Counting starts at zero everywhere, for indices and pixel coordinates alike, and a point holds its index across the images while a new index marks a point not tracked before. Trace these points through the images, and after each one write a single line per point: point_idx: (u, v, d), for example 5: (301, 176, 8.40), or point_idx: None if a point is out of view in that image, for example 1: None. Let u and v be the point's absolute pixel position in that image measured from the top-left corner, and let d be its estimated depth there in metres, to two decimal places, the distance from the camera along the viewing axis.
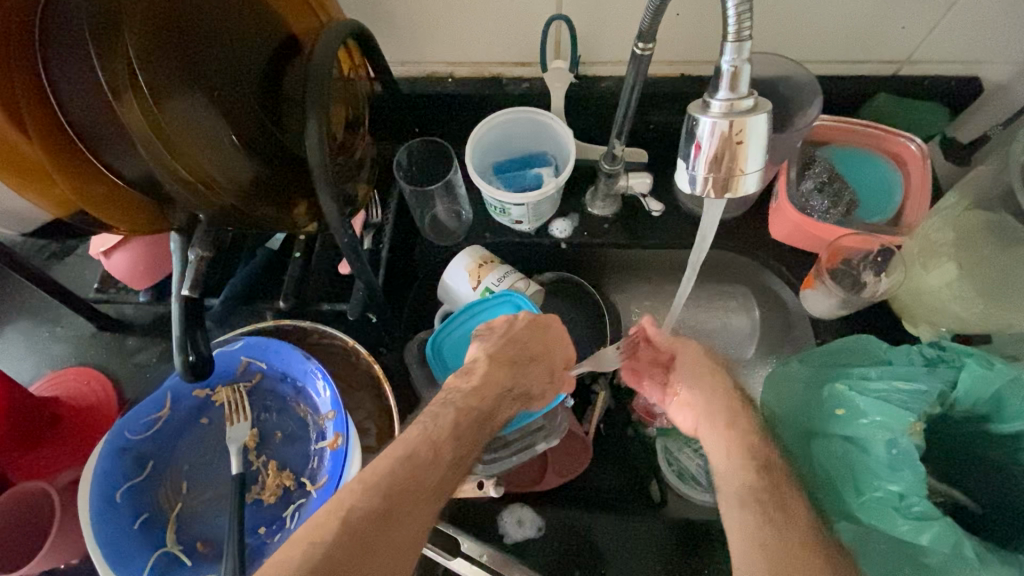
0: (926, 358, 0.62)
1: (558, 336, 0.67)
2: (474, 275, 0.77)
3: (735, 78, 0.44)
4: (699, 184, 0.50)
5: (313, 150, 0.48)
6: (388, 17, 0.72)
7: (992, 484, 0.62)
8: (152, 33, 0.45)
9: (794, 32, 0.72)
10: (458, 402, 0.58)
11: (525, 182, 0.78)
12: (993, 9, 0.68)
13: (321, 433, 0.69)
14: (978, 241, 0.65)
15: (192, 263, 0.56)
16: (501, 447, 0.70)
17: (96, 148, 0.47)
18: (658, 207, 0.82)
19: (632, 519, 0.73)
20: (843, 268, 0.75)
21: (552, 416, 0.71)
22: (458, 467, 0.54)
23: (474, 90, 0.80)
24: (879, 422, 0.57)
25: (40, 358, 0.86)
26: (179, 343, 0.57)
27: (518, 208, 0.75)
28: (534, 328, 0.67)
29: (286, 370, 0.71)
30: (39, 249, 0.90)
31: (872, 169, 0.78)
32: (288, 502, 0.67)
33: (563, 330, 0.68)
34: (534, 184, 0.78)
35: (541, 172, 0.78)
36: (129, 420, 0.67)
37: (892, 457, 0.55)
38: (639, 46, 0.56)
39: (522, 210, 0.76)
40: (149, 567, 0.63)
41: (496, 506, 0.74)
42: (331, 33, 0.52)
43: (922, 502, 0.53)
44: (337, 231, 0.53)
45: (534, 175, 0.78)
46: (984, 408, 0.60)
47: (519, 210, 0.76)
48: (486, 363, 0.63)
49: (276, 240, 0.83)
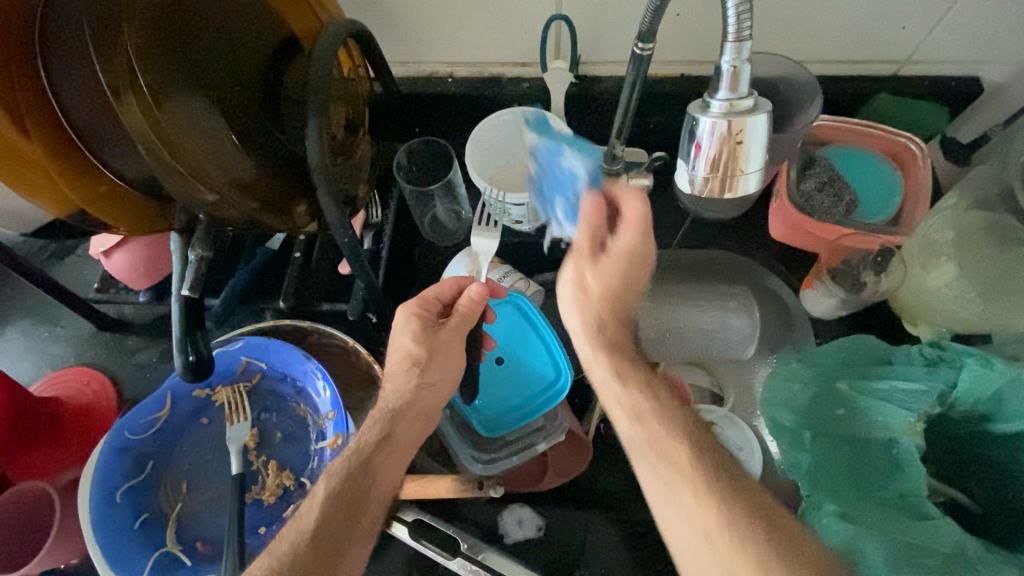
0: (926, 358, 0.63)
1: (400, 327, 0.61)
2: (474, 276, 0.76)
3: (735, 78, 0.45)
4: (699, 184, 0.50)
5: (313, 149, 0.48)
6: (389, 17, 0.72)
7: (993, 487, 0.62)
8: (151, 33, 0.45)
9: (796, 33, 0.72)
10: (375, 431, 0.59)
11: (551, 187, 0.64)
12: (991, 9, 0.68)
13: (321, 432, 0.70)
14: (977, 243, 0.66)
15: (193, 264, 0.54)
16: (501, 447, 0.73)
17: (96, 149, 0.47)
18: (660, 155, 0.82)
19: (631, 518, 0.74)
20: (843, 269, 0.75)
21: (552, 416, 0.73)
22: (353, 507, 0.56)
23: (474, 89, 0.80)
24: (882, 422, 0.59)
25: (41, 358, 0.86)
26: (179, 342, 0.56)
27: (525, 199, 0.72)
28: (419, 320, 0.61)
29: (287, 370, 0.72)
30: (39, 249, 0.90)
31: (872, 169, 0.77)
32: (288, 502, 0.68)
33: (401, 315, 0.62)
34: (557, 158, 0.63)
35: (574, 158, 0.62)
36: (130, 419, 0.67)
37: (895, 458, 0.57)
38: (638, 46, 0.55)
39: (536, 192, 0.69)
40: (149, 567, 0.63)
41: (496, 506, 0.74)
42: (331, 33, 0.52)
43: (924, 502, 0.54)
44: (338, 230, 0.53)
45: (573, 191, 0.62)
46: (985, 408, 0.60)
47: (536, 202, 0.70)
48: (382, 419, 0.60)
49: (276, 240, 0.82)
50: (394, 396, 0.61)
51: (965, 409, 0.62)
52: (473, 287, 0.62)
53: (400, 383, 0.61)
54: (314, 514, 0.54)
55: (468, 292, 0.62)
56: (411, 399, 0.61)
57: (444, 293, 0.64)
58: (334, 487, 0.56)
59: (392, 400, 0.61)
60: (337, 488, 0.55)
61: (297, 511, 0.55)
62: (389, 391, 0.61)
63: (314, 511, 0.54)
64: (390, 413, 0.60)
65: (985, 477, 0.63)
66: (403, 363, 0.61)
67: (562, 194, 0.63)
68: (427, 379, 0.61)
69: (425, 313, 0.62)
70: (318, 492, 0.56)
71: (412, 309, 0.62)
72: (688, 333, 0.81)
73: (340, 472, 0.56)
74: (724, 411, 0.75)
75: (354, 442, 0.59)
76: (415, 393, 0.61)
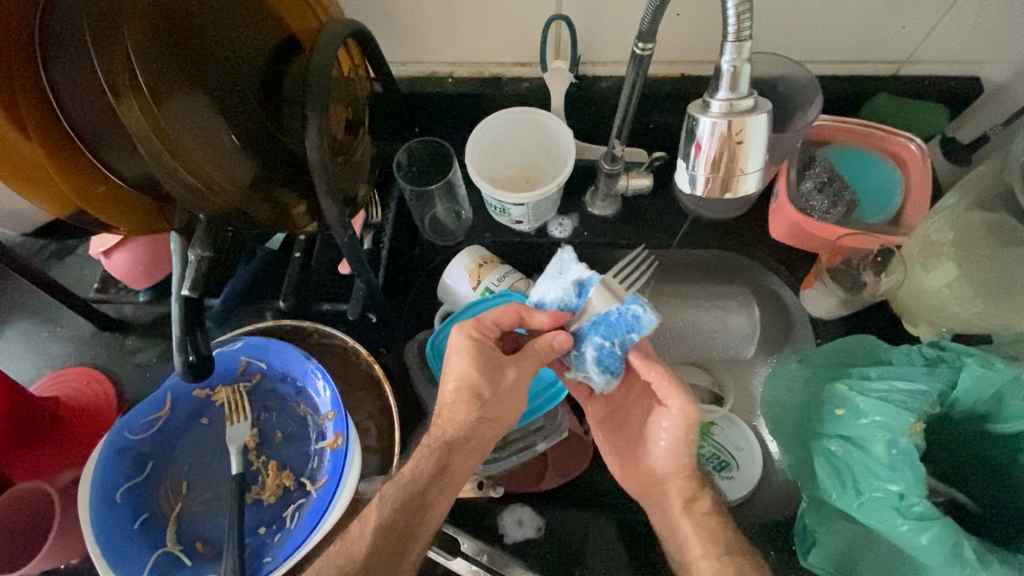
0: (925, 358, 0.63)
1: (461, 355, 0.59)
2: (474, 275, 0.77)
3: (735, 78, 0.45)
4: (700, 184, 0.50)
5: (313, 149, 0.48)
6: (388, 17, 0.72)
7: (993, 486, 0.63)
8: (151, 32, 0.45)
9: (796, 33, 0.72)
10: (430, 462, 0.57)
11: (598, 320, 0.59)
12: (991, 9, 0.68)
13: (320, 432, 0.69)
14: (977, 242, 0.66)
15: (193, 264, 0.54)
16: (500, 447, 0.73)
17: (96, 149, 0.47)
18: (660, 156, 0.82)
19: (631, 518, 0.74)
20: (844, 269, 0.75)
21: (552, 416, 0.74)
22: (389, 530, 0.55)
23: (474, 90, 0.80)
24: (879, 422, 0.58)
25: (41, 358, 0.86)
26: (179, 343, 0.56)
27: (567, 287, 0.61)
28: (476, 349, 0.59)
29: (287, 370, 0.72)
30: (39, 249, 0.90)
31: (873, 169, 0.77)
32: (288, 502, 0.67)
33: (460, 341, 0.59)
34: (626, 302, 0.58)
35: (645, 310, 0.57)
36: (130, 420, 0.68)
37: (893, 457, 0.56)
38: (639, 46, 0.55)
39: (605, 303, 0.58)
40: (149, 567, 0.63)
41: (496, 506, 0.73)
42: (331, 33, 0.52)
43: (922, 502, 0.54)
44: (338, 230, 0.53)
45: (621, 337, 0.58)
46: (985, 407, 0.60)
47: (597, 307, 0.59)
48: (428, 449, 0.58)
49: (276, 240, 0.81)
50: (451, 427, 0.58)
51: (965, 409, 0.61)
52: (557, 337, 0.58)
53: (459, 416, 0.58)
54: (364, 543, 0.54)
55: (552, 338, 0.59)
56: (471, 431, 0.58)
57: (499, 318, 0.61)
58: (388, 514, 0.55)
59: (455, 422, 0.58)
60: (392, 516, 0.55)
61: (348, 533, 0.56)
62: (445, 420, 0.58)
63: (366, 536, 0.55)
64: (448, 444, 0.58)
65: (984, 476, 0.63)
66: (458, 388, 0.58)
67: (605, 336, 0.58)
68: (488, 413, 0.58)
69: (486, 341, 0.59)
70: (373, 515, 0.56)
71: (470, 336, 0.59)
72: (689, 333, 0.85)
73: (395, 501, 0.56)
74: (724, 412, 0.76)
75: (411, 470, 0.57)
76: (473, 427, 0.58)
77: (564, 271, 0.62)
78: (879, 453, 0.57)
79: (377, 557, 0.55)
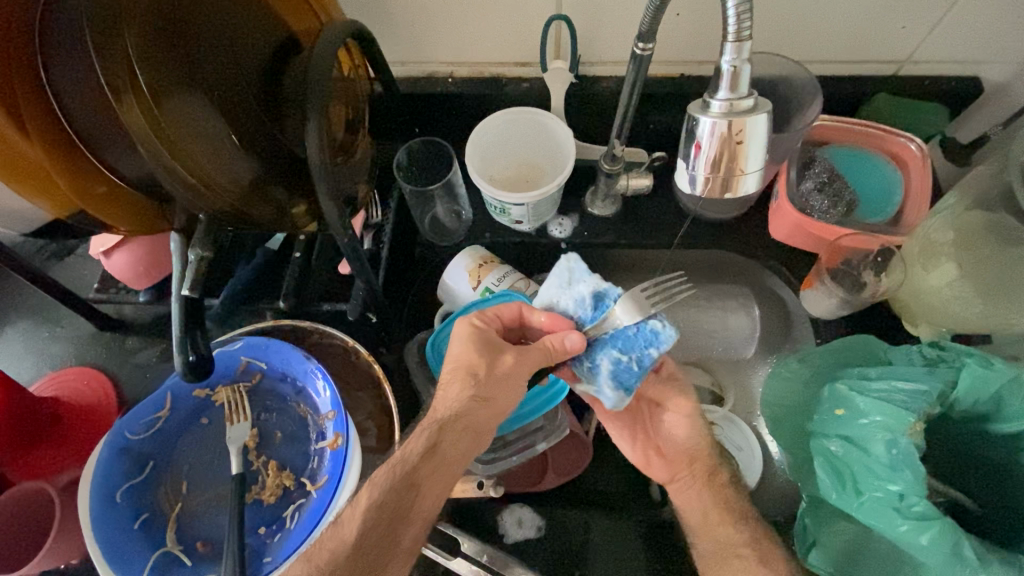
0: (926, 358, 0.63)
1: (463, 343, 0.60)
2: (474, 275, 0.77)
3: (735, 78, 0.45)
4: (700, 184, 0.51)
5: (313, 149, 0.48)
6: (389, 17, 0.72)
7: (994, 487, 0.63)
8: (151, 32, 0.45)
9: (796, 33, 0.72)
10: (422, 441, 0.57)
11: (618, 334, 0.58)
12: (992, 8, 0.68)
13: (320, 432, 0.69)
14: (979, 242, 0.66)
15: (193, 263, 0.55)
16: (500, 447, 0.73)
17: (96, 148, 0.47)
18: (659, 156, 0.82)
19: (630, 518, 0.74)
20: (844, 269, 0.75)
21: (551, 416, 0.74)
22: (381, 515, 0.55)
23: (474, 90, 0.80)
24: (879, 422, 0.58)
25: (41, 358, 0.86)
26: (179, 342, 0.56)
27: (582, 298, 0.60)
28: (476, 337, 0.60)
29: (287, 369, 0.72)
30: (39, 249, 0.90)
31: (872, 169, 0.77)
32: (288, 502, 0.67)
33: (464, 329, 0.61)
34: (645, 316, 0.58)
35: (664, 326, 0.57)
36: (129, 420, 0.67)
37: (893, 457, 0.56)
38: (639, 46, 0.56)
39: (629, 317, 0.58)
40: (149, 567, 0.63)
41: (496, 506, 0.73)
42: (331, 33, 0.52)
43: (922, 502, 0.54)
44: (338, 230, 0.53)
45: (636, 352, 0.58)
46: (985, 408, 0.60)
47: (619, 319, 0.58)
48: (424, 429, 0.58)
49: (276, 240, 0.83)
50: (445, 406, 0.58)
51: (965, 410, 0.61)
52: (569, 338, 0.57)
53: (453, 394, 0.58)
54: (355, 525, 0.54)
55: (560, 338, 0.58)
56: (461, 409, 0.58)
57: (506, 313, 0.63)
58: (379, 495, 0.55)
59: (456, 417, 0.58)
60: (380, 498, 0.55)
61: (341, 515, 0.56)
62: (441, 400, 0.59)
63: (356, 521, 0.54)
64: (438, 422, 0.58)
65: (985, 476, 0.64)
66: (456, 373, 0.59)
67: (623, 348, 0.58)
68: (483, 393, 0.58)
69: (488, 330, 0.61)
70: (362, 499, 0.55)
71: (473, 323, 0.61)
72: (691, 333, 0.87)
73: (384, 482, 0.55)
74: (724, 412, 0.75)
75: (401, 451, 0.57)
76: (464, 404, 0.58)
77: (575, 279, 0.61)
78: (879, 453, 0.57)
79: (369, 545, 0.54)
